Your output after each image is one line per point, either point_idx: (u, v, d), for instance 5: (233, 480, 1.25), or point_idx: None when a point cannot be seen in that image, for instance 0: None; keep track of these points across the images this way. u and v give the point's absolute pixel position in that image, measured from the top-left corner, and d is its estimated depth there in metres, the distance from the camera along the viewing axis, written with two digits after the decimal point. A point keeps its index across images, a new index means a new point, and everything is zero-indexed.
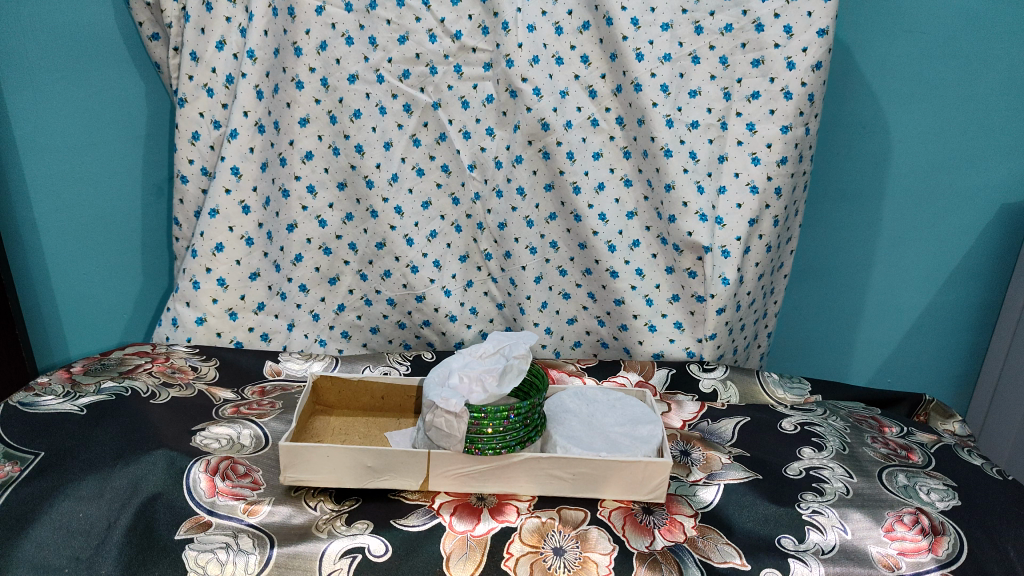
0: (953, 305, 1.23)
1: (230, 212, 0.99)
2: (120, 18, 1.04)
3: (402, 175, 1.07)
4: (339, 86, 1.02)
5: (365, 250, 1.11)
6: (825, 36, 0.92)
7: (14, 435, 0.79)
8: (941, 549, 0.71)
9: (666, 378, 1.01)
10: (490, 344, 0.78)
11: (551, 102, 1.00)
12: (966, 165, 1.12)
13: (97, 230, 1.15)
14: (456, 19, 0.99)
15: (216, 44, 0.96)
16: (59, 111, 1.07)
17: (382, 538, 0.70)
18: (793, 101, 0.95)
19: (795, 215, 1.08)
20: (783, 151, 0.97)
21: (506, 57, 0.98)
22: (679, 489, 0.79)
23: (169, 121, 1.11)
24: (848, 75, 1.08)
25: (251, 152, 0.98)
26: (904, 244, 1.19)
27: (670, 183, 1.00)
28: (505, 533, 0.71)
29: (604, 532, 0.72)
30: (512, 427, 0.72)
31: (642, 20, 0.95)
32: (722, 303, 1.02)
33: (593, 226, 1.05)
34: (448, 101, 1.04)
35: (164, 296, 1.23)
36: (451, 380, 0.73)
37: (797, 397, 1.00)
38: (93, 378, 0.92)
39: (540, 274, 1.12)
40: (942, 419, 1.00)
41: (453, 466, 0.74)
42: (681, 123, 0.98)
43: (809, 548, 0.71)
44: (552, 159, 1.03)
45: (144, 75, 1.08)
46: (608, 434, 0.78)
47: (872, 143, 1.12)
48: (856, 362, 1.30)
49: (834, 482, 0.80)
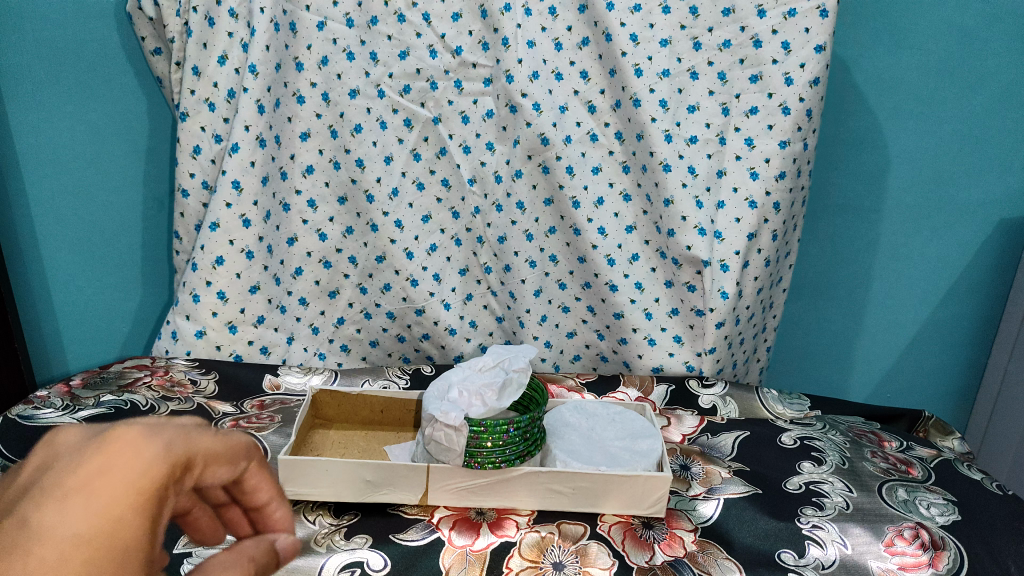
0: (953, 320, 1.23)
1: (230, 225, 0.99)
2: (122, 32, 1.05)
3: (402, 189, 1.08)
4: (339, 101, 1.03)
5: (365, 264, 1.12)
6: (822, 52, 0.93)
7: (13, 449, 0.78)
8: (942, 564, 0.70)
9: (665, 394, 1.01)
10: (490, 357, 0.79)
11: (551, 118, 1.01)
12: (963, 180, 1.13)
13: (96, 244, 1.16)
14: (456, 35, 1.00)
15: (217, 59, 0.97)
16: (59, 124, 1.07)
17: (381, 553, 0.70)
18: (792, 117, 0.96)
19: (795, 229, 1.09)
20: (782, 166, 0.97)
21: (506, 73, 0.99)
22: (679, 503, 0.78)
23: (169, 134, 1.12)
24: (845, 90, 1.09)
25: (251, 165, 0.98)
26: (902, 259, 1.19)
27: (670, 198, 1.00)
28: (505, 548, 0.71)
29: (604, 547, 0.71)
30: (512, 441, 0.73)
31: (642, 36, 0.96)
32: (722, 317, 1.02)
33: (592, 240, 1.06)
34: (448, 116, 1.05)
35: (164, 309, 1.24)
36: (451, 394, 0.74)
37: (797, 412, 1.00)
38: (93, 391, 0.91)
39: (540, 288, 1.13)
40: (941, 436, 0.99)
41: (452, 481, 0.74)
42: (681, 138, 0.99)
43: (809, 563, 0.70)
44: (552, 173, 1.04)
45: (144, 88, 1.09)
46: (608, 449, 0.79)
47: (870, 158, 1.13)
48: (855, 376, 1.30)
49: (834, 497, 0.80)
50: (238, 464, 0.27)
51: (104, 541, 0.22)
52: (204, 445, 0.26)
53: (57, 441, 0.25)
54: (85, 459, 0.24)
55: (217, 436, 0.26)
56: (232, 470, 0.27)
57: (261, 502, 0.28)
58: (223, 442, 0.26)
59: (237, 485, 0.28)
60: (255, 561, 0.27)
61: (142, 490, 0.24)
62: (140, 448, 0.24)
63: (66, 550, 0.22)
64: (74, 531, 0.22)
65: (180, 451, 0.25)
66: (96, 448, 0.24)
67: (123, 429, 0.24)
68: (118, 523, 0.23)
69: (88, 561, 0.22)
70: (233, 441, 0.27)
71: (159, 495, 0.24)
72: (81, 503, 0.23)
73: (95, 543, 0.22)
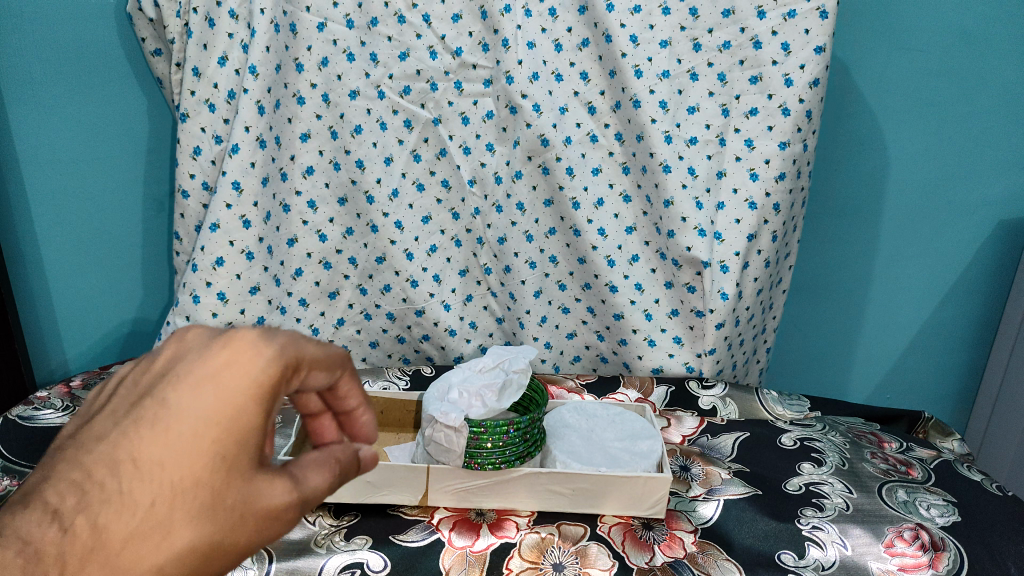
0: (952, 321, 1.24)
1: (230, 226, 0.99)
2: (122, 34, 1.05)
3: (402, 190, 1.08)
4: (339, 102, 1.03)
5: (365, 265, 1.12)
6: (822, 54, 0.93)
7: (13, 451, 0.79)
8: (941, 565, 0.70)
9: (665, 395, 1.02)
10: (490, 359, 0.80)
11: (551, 119, 1.01)
12: (963, 181, 1.13)
13: (96, 245, 1.16)
14: (456, 36, 1.00)
15: (216, 59, 0.96)
16: (59, 125, 1.07)
17: (382, 553, 0.70)
18: (792, 118, 0.95)
19: (795, 230, 1.09)
20: (782, 167, 0.97)
21: (506, 74, 0.99)
22: (679, 504, 0.78)
23: (170, 136, 1.13)
24: (845, 91, 1.09)
25: (251, 166, 0.98)
26: (902, 260, 1.19)
27: (670, 199, 1.00)
28: (505, 549, 0.71)
29: (604, 548, 0.71)
30: (512, 441, 0.73)
31: (641, 37, 0.96)
32: (722, 318, 1.02)
33: (592, 240, 1.06)
34: (449, 116, 1.05)
35: (164, 309, 1.24)
36: (451, 395, 0.75)
37: (797, 413, 1.00)
38: (93, 392, 0.91)
39: (540, 288, 1.13)
40: (941, 437, 0.99)
41: (452, 482, 0.74)
42: (680, 140, 0.99)
43: (809, 564, 0.70)
44: (552, 174, 1.04)
45: (145, 89, 1.09)
46: (608, 449, 0.79)
47: (870, 159, 1.13)
48: (854, 378, 1.30)
49: (834, 497, 0.80)
50: (334, 370, 0.37)
51: (227, 418, 0.32)
52: (310, 354, 0.35)
53: (192, 339, 0.34)
54: (218, 350, 0.33)
55: (319, 346, 0.36)
56: (330, 375, 0.36)
57: (351, 407, 0.39)
58: (321, 352, 0.36)
59: (333, 391, 0.38)
60: (339, 461, 0.38)
61: (259, 386, 0.33)
62: (256, 354, 0.33)
63: (201, 424, 0.32)
64: (207, 409, 0.32)
65: (289, 355, 0.34)
66: (223, 346, 0.33)
67: (242, 335, 0.33)
68: (237, 410, 0.32)
69: (216, 433, 0.32)
70: (332, 350, 0.37)
71: (272, 392, 0.33)
72: (213, 389, 0.32)
73: (217, 422, 0.32)
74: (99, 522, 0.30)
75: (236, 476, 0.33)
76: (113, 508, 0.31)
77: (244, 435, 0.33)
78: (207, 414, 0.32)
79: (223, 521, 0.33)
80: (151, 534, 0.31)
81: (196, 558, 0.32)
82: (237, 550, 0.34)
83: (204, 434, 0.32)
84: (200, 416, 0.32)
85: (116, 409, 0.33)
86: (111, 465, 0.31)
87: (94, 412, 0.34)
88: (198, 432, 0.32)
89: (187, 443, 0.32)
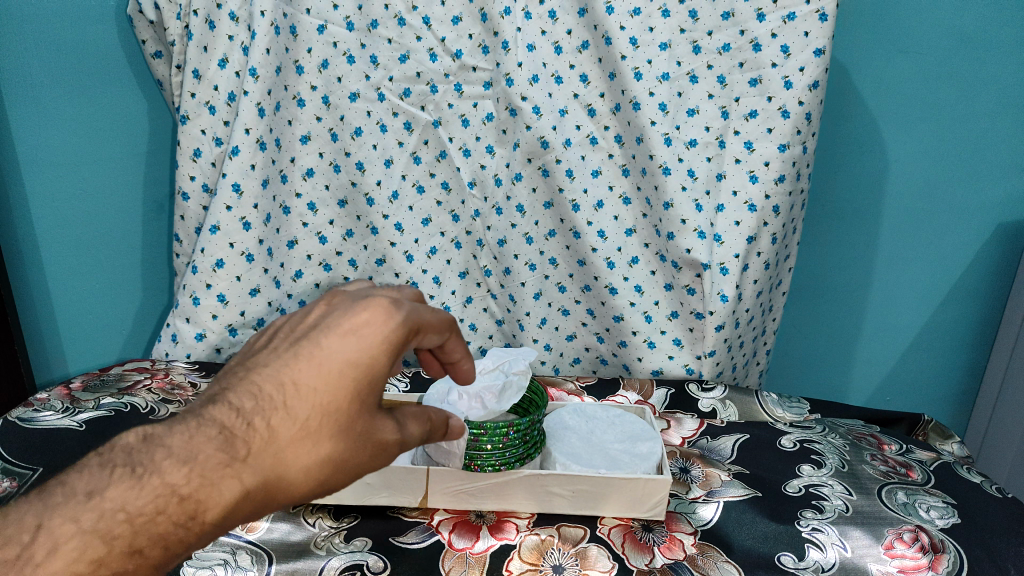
0: (952, 323, 1.24)
1: (230, 227, 0.99)
2: (123, 37, 1.05)
3: (402, 192, 1.08)
4: (339, 104, 1.03)
5: (365, 266, 1.13)
6: (822, 56, 0.92)
7: (13, 452, 0.79)
8: (941, 567, 0.70)
9: (665, 397, 1.02)
10: (490, 361, 0.80)
11: (551, 121, 1.01)
12: (962, 184, 1.13)
13: (95, 247, 1.16)
14: (456, 38, 1.00)
15: (217, 62, 0.97)
16: (60, 128, 1.08)
17: (381, 556, 0.70)
18: (791, 120, 0.95)
19: (795, 233, 1.09)
20: (781, 170, 0.97)
21: (506, 76, 0.99)
22: (679, 507, 0.78)
23: (170, 139, 1.11)
24: (845, 94, 1.10)
25: (251, 169, 0.98)
26: (901, 263, 1.20)
27: (669, 202, 1.00)
28: (505, 551, 0.71)
29: (604, 550, 0.71)
30: (512, 443, 0.73)
31: (641, 40, 0.96)
32: (722, 320, 1.02)
33: (592, 243, 1.06)
34: (448, 119, 1.05)
35: (164, 312, 1.23)
36: (451, 397, 0.75)
37: (796, 416, 1.00)
38: (93, 394, 0.91)
39: (540, 290, 1.13)
40: (941, 440, 0.99)
41: (452, 483, 0.74)
42: (679, 142, 0.99)
43: (809, 566, 0.70)
44: (551, 177, 1.04)
45: (145, 91, 1.08)
46: (607, 451, 0.79)
47: (869, 162, 1.13)
48: (854, 380, 1.30)
49: (834, 499, 0.80)
50: (443, 331, 0.56)
51: (365, 362, 0.48)
52: (422, 323, 0.53)
53: (341, 304, 0.51)
54: (360, 312, 0.49)
55: (434, 314, 0.54)
56: (441, 335, 0.56)
57: (455, 358, 0.60)
58: (437, 318, 0.54)
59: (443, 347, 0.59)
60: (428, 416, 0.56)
61: (388, 342, 0.49)
62: (390, 317, 0.50)
63: (346, 364, 0.47)
64: (352, 353, 0.48)
65: (413, 320, 0.51)
66: (367, 310, 0.50)
67: (381, 303, 0.50)
68: (374, 357, 0.48)
69: (356, 371, 0.48)
70: (444, 317, 0.56)
71: (398, 346, 0.50)
72: (357, 339, 0.48)
73: (358, 364, 0.48)
74: (272, 422, 0.45)
75: (364, 409, 0.49)
76: (280, 413, 0.45)
77: (376, 375, 0.49)
78: (353, 356, 0.48)
79: (351, 438, 0.48)
80: (306, 438, 0.46)
81: (331, 462, 0.47)
82: (355, 463, 0.49)
83: (349, 371, 0.47)
84: (348, 356, 0.48)
85: (279, 347, 0.49)
86: (281, 384, 0.46)
87: (261, 349, 0.50)
88: (345, 369, 0.47)
89: (335, 375, 0.47)
